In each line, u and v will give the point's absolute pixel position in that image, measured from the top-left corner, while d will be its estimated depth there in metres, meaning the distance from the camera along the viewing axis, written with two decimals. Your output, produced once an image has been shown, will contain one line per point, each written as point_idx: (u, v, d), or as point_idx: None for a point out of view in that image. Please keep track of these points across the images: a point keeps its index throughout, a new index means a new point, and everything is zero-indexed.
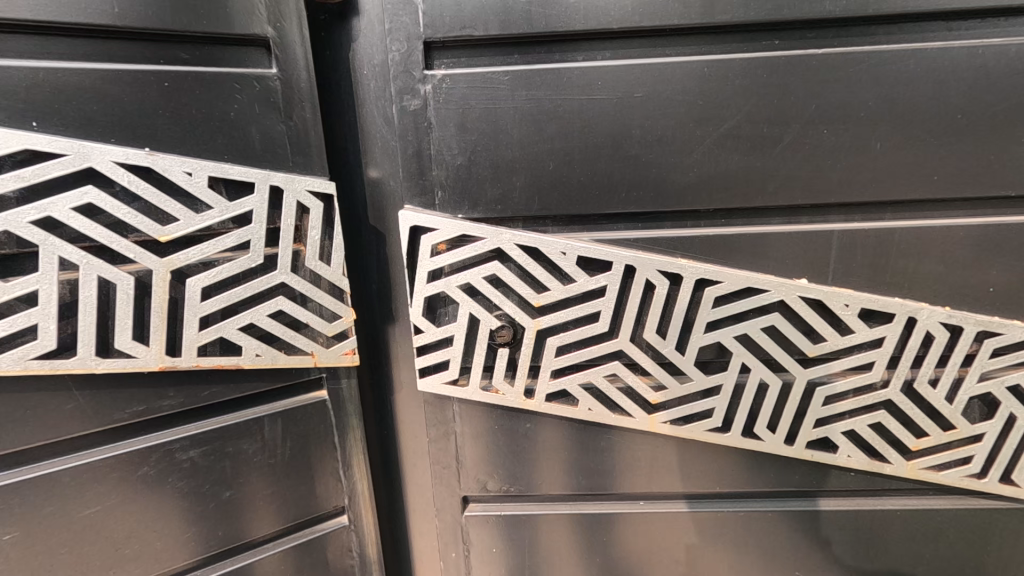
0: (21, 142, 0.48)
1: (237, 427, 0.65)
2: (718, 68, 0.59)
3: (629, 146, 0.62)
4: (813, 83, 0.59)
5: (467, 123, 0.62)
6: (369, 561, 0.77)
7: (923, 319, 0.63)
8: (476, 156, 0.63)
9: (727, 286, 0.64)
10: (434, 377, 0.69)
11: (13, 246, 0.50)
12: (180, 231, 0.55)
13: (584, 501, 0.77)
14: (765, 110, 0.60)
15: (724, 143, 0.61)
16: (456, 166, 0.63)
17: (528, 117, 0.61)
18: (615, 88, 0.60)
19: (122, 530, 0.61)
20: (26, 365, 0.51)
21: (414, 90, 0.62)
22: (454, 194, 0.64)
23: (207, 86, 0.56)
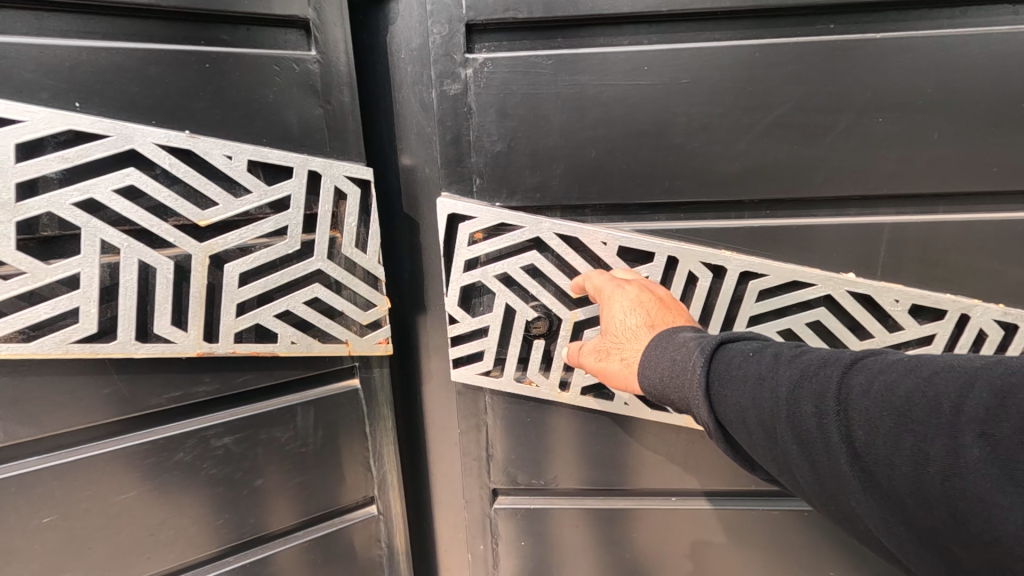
0: (65, 122, 0.47)
1: (271, 415, 0.64)
2: (770, 52, 0.57)
3: (674, 134, 0.60)
4: (871, 69, 0.57)
5: (507, 108, 0.60)
6: (397, 551, 0.77)
7: (980, 318, 0.61)
8: (516, 142, 0.61)
9: (773, 279, 0.62)
10: (467, 368, 0.68)
11: (55, 228, 0.49)
12: (220, 215, 0.54)
13: (614, 496, 0.76)
14: (817, 97, 0.58)
15: (773, 132, 0.59)
16: (495, 153, 0.62)
17: (571, 102, 0.59)
18: (661, 73, 0.58)
19: (158, 514, 0.61)
20: (67, 349, 0.50)
21: (454, 74, 0.60)
22: (493, 181, 0.63)
23: (247, 68, 0.55)
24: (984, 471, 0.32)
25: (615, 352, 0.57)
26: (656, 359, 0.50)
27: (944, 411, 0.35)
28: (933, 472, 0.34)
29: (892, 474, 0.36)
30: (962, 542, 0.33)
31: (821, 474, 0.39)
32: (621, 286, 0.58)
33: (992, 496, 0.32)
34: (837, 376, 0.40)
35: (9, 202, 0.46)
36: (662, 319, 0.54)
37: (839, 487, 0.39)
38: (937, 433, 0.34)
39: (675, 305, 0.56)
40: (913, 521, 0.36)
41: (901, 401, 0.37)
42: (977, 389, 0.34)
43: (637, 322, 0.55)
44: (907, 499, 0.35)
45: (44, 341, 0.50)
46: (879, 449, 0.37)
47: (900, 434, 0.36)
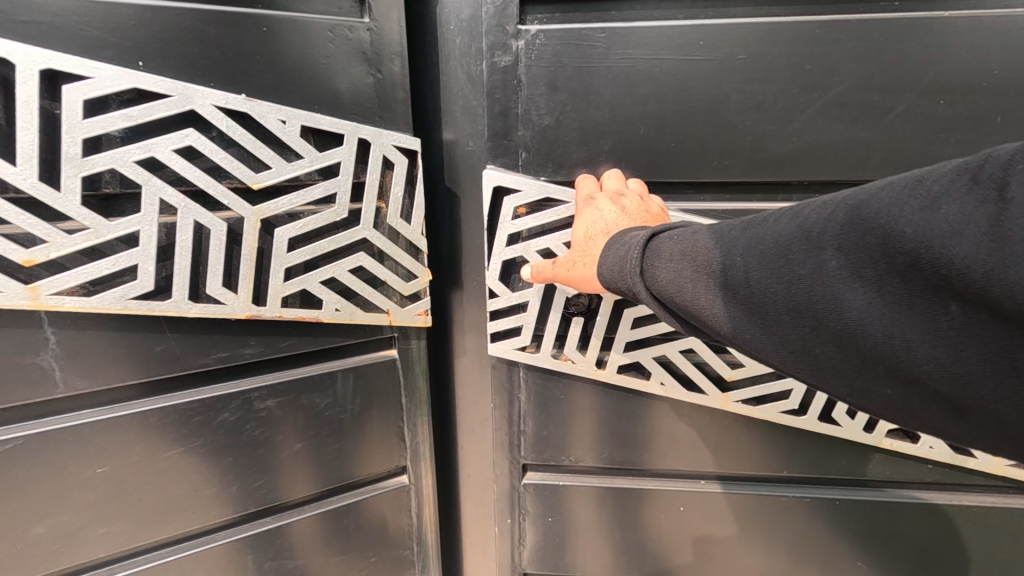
0: (130, 80, 0.48)
1: (312, 379, 0.66)
2: (831, 29, 0.56)
3: (726, 112, 0.59)
4: (936, 47, 0.55)
5: (557, 82, 0.60)
6: (425, 521, 0.79)
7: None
8: (564, 117, 0.61)
9: None
10: (504, 342, 0.69)
11: (116, 185, 0.50)
12: (273, 180, 0.55)
13: (648, 477, 0.76)
14: (878, 76, 0.56)
15: (829, 112, 0.58)
16: (543, 128, 0.62)
17: (623, 78, 0.59)
18: (717, 47, 0.57)
19: (202, 471, 0.63)
20: (125, 305, 0.52)
21: (506, 46, 0.60)
22: (538, 156, 0.63)
23: (302, 33, 0.55)
24: (843, 278, 0.34)
25: (579, 263, 0.56)
26: (608, 255, 0.49)
27: (810, 232, 0.36)
28: (803, 290, 0.36)
29: (772, 300, 0.38)
30: (828, 349, 0.36)
31: (718, 317, 0.40)
32: (592, 200, 0.58)
33: (849, 298, 0.34)
34: (735, 229, 0.42)
35: (76, 157, 0.47)
36: (619, 224, 0.53)
37: (726, 325, 0.40)
38: (805, 254, 0.36)
39: (643, 213, 0.55)
40: (792, 343, 0.38)
41: (779, 233, 0.38)
42: (835, 207, 0.36)
43: (598, 230, 0.55)
44: (784, 319, 0.37)
45: (104, 296, 0.51)
46: (757, 280, 0.38)
47: (775, 262, 0.38)
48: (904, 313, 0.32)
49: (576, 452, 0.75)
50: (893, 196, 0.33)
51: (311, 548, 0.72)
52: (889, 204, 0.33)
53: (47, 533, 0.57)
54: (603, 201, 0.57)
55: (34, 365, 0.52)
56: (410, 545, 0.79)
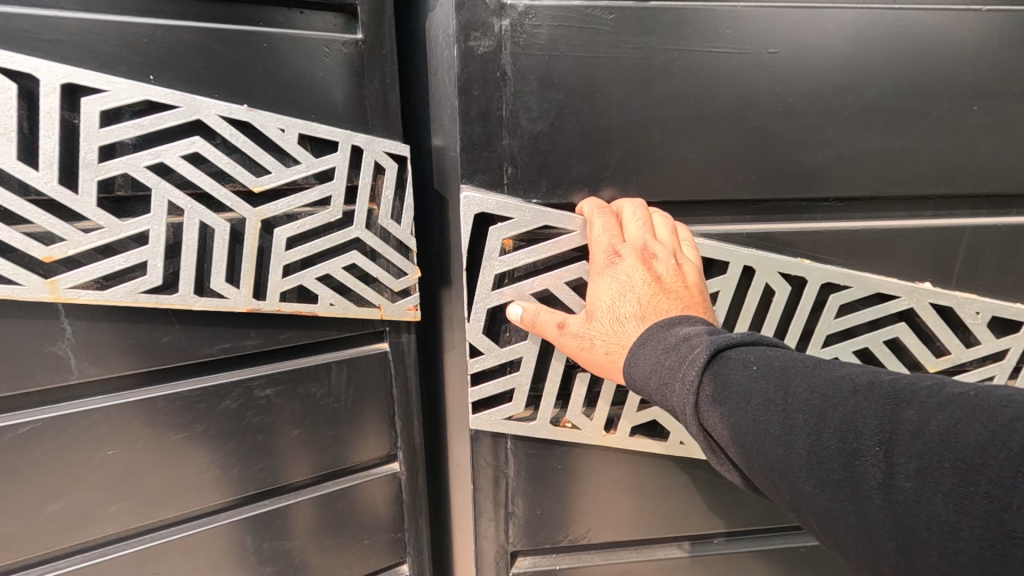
0: (142, 93, 0.52)
1: (309, 370, 0.70)
2: (795, 43, 0.70)
3: (722, 104, 0.70)
4: (864, 64, 0.72)
5: (550, 79, 0.66)
6: (414, 508, 0.84)
7: (973, 307, 0.81)
8: (559, 121, 0.68)
9: (856, 291, 0.78)
10: (492, 413, 0.74)
11: (128, 189, 0.55)
12: (272, 183, 0.59)
13: (651, 547, 0.87)
14: (834, 77, 0.72)
15: (805, 113, 0.72)
16: (527, 137, 0.68)
17: (589, 95, 0.68)
18: (718, 37, 0.68)
19: (204, 456, 0.67)
20: (135, 298, 0.56)
21: (485, 25, 0.64)
22: (525, 163, 0.69)
23: (300, 48, 0.60)
24: (884, 437, 0.42)
25: (598, 343, 0.64)
26: (647, 344, 0.58)
27: (884, 393, 0.44)
28: (856, 428, 0.43)
29: (818, 424, 0.45)
30: (851, 478, 0.43)
31: (756, 437, 0.48)
32: (617, 263, 0.65)
33: (894, 449, 0.41)
34: (808, 366, 0.49)
35: (93, 162, 0.52)
36: (648, 301, 0.62)
37: (767, 433, 0.48)
38: (871, 404, 0.44)
39: (666, 283, 0.63)
40: (820, 462, 0.45)
41: (853, 383, 0.46)
42: (918, 387, 0.43)
43: (628, 300, 0.63)
44: (826, 441, 0.44)
45: (117, 290, 0.55)
46: (815, 410, 0.46)
47: (841, 399, 0.45)
48: (937, 482, 0.39)
49: (544, 536, 0.83)
50: (974, 403, 0.40)
51: (306, 530, 0.76)
52: (968, 407, 0.40)
53: (62, 510, 0.61)
54: (630, 269, 0.64)
55: (52, 354, 0.56)
56: (400, 529, 0.84)
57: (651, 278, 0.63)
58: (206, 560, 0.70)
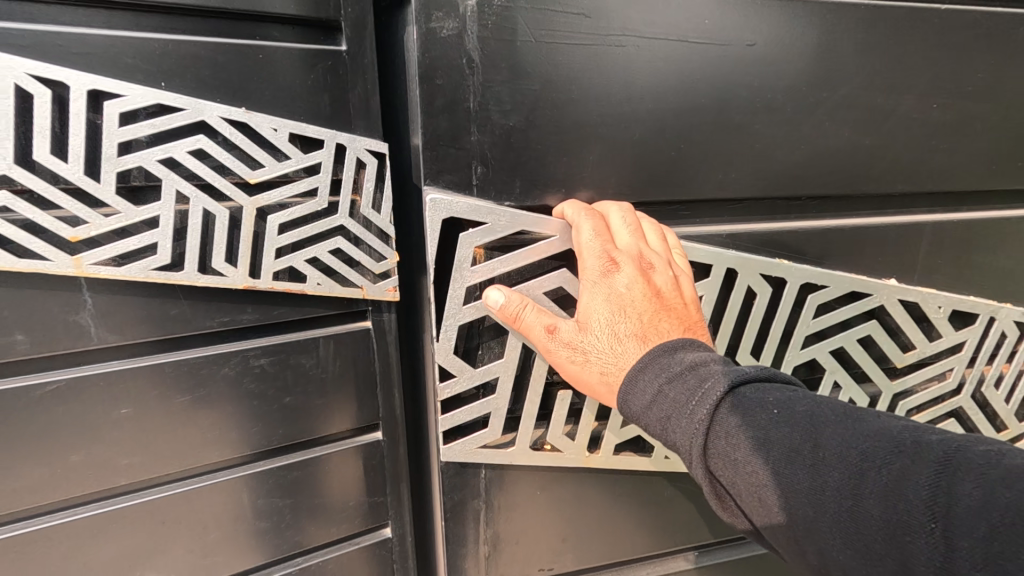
0: (156, 97, 0.61)
1: (299, 343, 0.79)
2: (733, 54, 0.83)
3: (679, 95, 0.82)
4: (792, 74, 0.86)
5: (521, 77, 0.76)
6: (396, 473, 0.92)
7: (930, 302, 0.99)
8: (530, 119, 0.78)
9: (833, 289, 0.93)
10: (467, 443, 0.83)
11: (142, 180, 0.64)
12: (266, 175, 0.68)
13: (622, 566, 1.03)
14: (767, 81, 0.85)
15: (747, 110, 0.85)
16: (500, 133, 0.77)
17: (545, 102, 0.78)
18: (670, 37, 0.80)
19: (205, 418, 0.76)
20: (148, 274, 0.65)
21: (454, 21, 0.73)
22: (497, 158, 0.78)
23: (292, 59, 0.69)
24: (900, 500, 0.51)
25: (591, 355, 0.74)
26: (654, 382, 0.67)
27: (902, 459, 0.52)
28: (871, 490, 0.53)
29: (834, 484, 0.55)
30: (866, 531, 0.52)
31: (778, 489, 0.58)
32: (609, 273, 0.75)
33: (909, 511, 0.50)
34: (826, 425, 0.58)
35: (113, 157, 0.61)
36: (637, 313, 0.73)
37: (784, 488, 0.58)
38: (887, 468, 0.53)
39: (651, 290, 0.74)
40: (832, 516, 0.54)
41: (871, 445, 0.55)
42: (933, 451, 0.52)
43: (618, 314, 0.74)
44: (840, 498, 0.54)
45: (132, 267, 0.64)
46: (829, 469, 0.55)
47: (857, 462, 0.54)
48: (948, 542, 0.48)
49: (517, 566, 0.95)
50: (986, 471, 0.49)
51: (298, 490, 0.85)
52: (980, 475, 0.48)
53: (83, 460, 0.70)
54: (624, 277, 0.74)
55: (75, 322, 0.65)
56: (384, 494, 0.92)
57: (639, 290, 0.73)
58: (207, 511, 0.79)
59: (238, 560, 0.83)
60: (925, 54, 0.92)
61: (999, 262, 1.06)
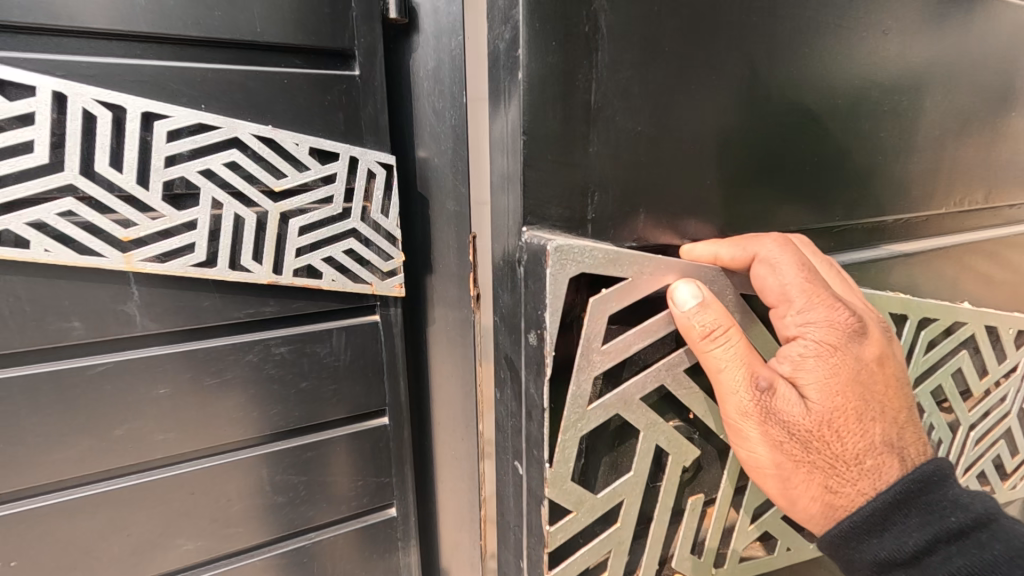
0: (196, 118, 0.71)
1: (315, 333, 0.88)
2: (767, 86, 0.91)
3: (734, 122, 0.89)
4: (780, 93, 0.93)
5: (627, 102, 0.79)
6: (402, 455, 1.01)
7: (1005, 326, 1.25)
8: (632, 146, 0.82)
9: (938, 318, 1.13)
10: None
11: (184, 188, 0.73)
12: (289, 184, 0.78)
13: None
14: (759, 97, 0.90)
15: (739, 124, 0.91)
16: (613, 162, 0.81)
17: (636, 134, 0.81)
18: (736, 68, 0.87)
19: (232, 399, 0.85)
20: (187, 270, 0.75)
21: (580, 51, 0.74)
22: (605, 184, 0.81)
23: (312, 83, 0.79)
24: None
25: (856, 433, 0.80)
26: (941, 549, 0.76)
27: None
28: None
29: None
30: None
31: None
32: (857, 340, 0.83)
33: None
34: None
35: (161, 168, 0.71)
36: (883, 379, 0.84)
37: None
38: None
39: (884, 352, 0.86)
40: None
41: None
42: None
43: (872, 382, 0.83)
44: None
45: (173, 263, 0.74)
46: None
47: None
48: None
49: None
50: None
51: (312, 469, 0.94)
52: None
53: (124, 434, 0.79)
54: (869, 346, 0.83)
55: (122, 311, 0.75)
56: (392, 475, 1.01)
57: (876, 359, 0.84)
58: (231, 485, 0.88)
59: (256, 532, 0.92)
60: (882, 79, 1.04)
61: (929, 262, 1.23)
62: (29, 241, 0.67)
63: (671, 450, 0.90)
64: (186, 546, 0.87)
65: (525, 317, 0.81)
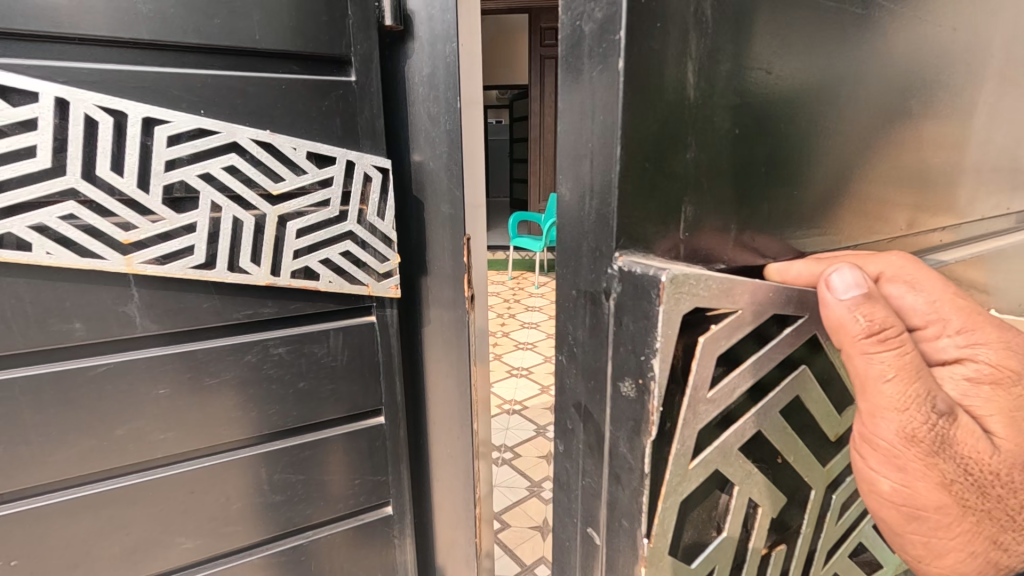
0: (196, 123, 0.73)
1: (312, 334, 0.90)
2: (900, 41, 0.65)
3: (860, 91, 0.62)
4: None
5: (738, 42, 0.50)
6: (398, 455, 1.02)
7: None
8: (737, 116, 0.51)
9: None
10: None
11: (184, 191, 0.75)
12: (287, 187, 0.80)
13: None
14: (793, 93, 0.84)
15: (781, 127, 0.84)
16: (711, 141, 0.50)
17: (743, 96, 0.51)
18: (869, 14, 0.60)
19: (230, 399, 0.86)
20: (186, 272, 0.76)
21: None
22: (700, 175, 0.51)
23: (309, 88, 0.81)
24: None
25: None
26: None
27: None
28: None
29: None
30: None
31: None
32: None
33: None
34: None
35: (161, 173, 0.72)
36: None
37: None
38: None
39: None
40: None
41: None
42: None
43: None
44: None
45: (173, 265, 0.75)
46: None
47: None
48: None
49: None
50: None
51: (310, 468, 0.96)
52: None
53: (125, 434, 0.80)
54: None
55: (123, 312, 0.76)
56: (389, 474, 1.03)
57: None
58: (230, 484, 0.89)
59: (255, 530, 0.93)
60: None
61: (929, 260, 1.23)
62: (31, 244, 0.68)
63: (763, 499, 0.58)
64: (186, 544, 0.88)
65: (614, 357, 0.51)
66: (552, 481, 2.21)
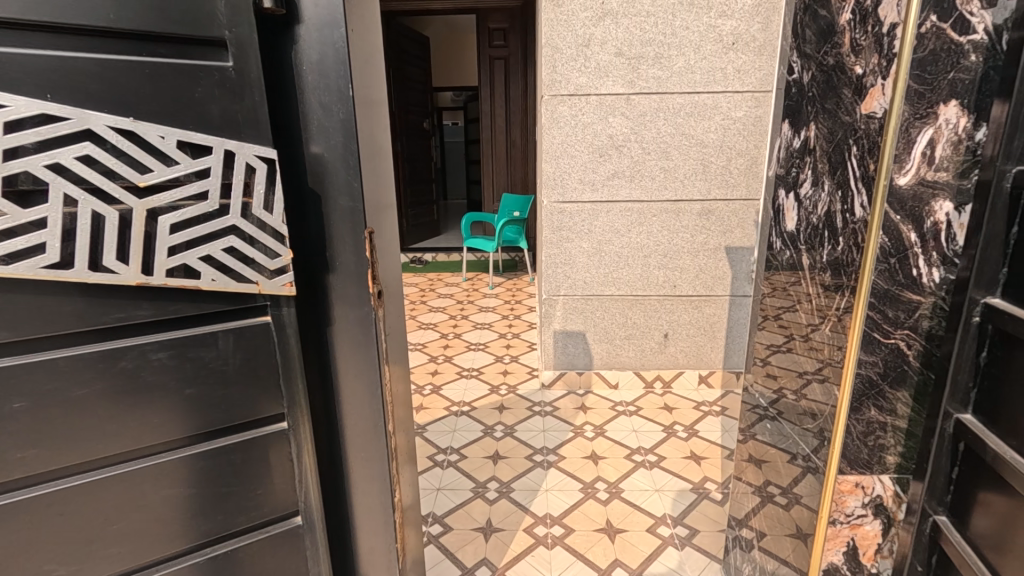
0: (39, 108, 0.67)
1: (198, 337, 0.84)
2: None
3: None
4: None
5: None
6: (304, 462, 0.97)
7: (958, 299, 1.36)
8: None
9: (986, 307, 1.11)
10: None
11: (30, 184, 0.68)
12: (156, 179, 0.74)
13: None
14: None
15: None
16: None
17: None
18: None
19: (105, 410, 0.80)
20: (36, 272, 0.69)
21: None
22: None
23: (178, 72, 0.75)
24: None
25: None
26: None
27: None
28: None
29: None
30: None
31: None
32: None
33: None
34: None
35: None
36: None
37: None
38: None
39: None
40: None
41: None
42: None
43: None
44: None
45: (20, 265, 0.68)
46: None
47: None
48: None
49: None
50: None
51: (202, 482, 0.89)
52: None
53: None
54: None
55: None
56: (295, 483, 0.97)
57: None
58: (110, 503, 0.82)
59: (143, 551, 0.86)
60: None
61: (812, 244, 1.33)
62: None
63: None
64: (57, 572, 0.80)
65: None
66: (498, 481, 2.19)
